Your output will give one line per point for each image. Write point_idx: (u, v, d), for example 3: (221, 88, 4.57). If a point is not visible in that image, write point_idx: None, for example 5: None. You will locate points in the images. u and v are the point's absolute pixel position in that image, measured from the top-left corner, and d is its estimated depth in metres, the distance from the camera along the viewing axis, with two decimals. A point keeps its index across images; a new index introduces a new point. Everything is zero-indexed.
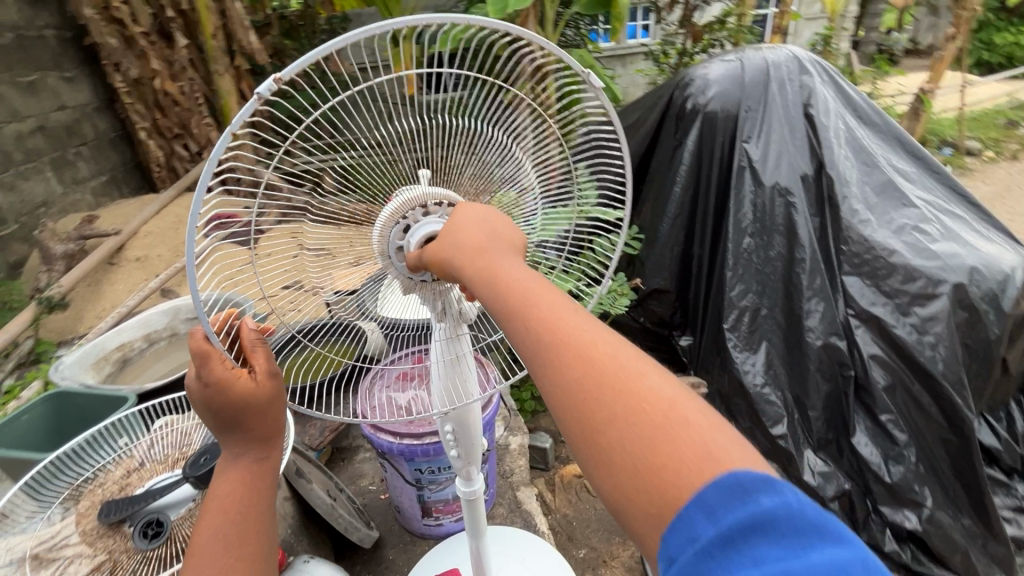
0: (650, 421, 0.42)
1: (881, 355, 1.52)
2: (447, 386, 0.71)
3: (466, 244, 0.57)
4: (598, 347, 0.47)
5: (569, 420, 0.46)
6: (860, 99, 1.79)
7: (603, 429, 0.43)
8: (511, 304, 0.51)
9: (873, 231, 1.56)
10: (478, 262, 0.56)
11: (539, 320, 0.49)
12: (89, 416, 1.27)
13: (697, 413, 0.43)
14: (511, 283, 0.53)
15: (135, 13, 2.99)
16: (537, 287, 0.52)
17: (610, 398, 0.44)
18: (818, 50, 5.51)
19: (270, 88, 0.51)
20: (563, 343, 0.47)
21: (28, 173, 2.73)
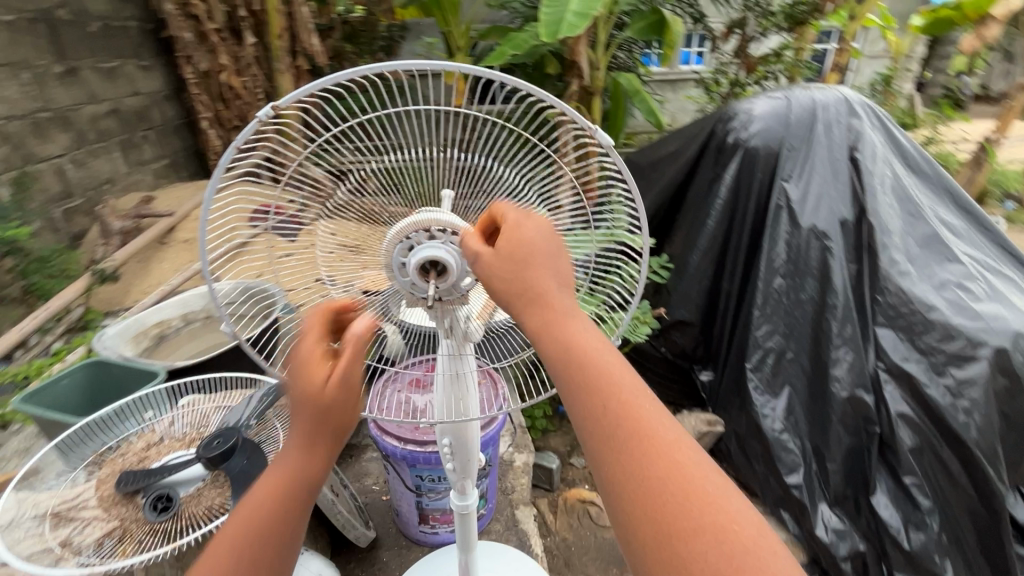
0: (720, 534, 0.44)
1: (909, 415, 1.46)
2: (448, 399, 0.73)
3: (549, 306, 0.56)
4: (679, 452, 0.48)
5: (640, 518, 0.46)
6: (911, 147, 1.74)
7: (679, 542, 0.44)
8: (594, 383, 0.52)
9: (912, 284, 1.50)
10: (558, 331, 0.55)
11: (621, 411, 0.50)
12: (123, 385, 1.35)
13: (758, 531, 0.45)
14: (590, 356, 0.53)
15: (211, 11, 3.20)
16: (617, 372, 0.53)
17: (692, 510, 0.45)
18: (878, 90, 5.35)
19: (268, 114, 0.59)
20: (642, 434, 0.49)
21: (98, 152, 2.90)
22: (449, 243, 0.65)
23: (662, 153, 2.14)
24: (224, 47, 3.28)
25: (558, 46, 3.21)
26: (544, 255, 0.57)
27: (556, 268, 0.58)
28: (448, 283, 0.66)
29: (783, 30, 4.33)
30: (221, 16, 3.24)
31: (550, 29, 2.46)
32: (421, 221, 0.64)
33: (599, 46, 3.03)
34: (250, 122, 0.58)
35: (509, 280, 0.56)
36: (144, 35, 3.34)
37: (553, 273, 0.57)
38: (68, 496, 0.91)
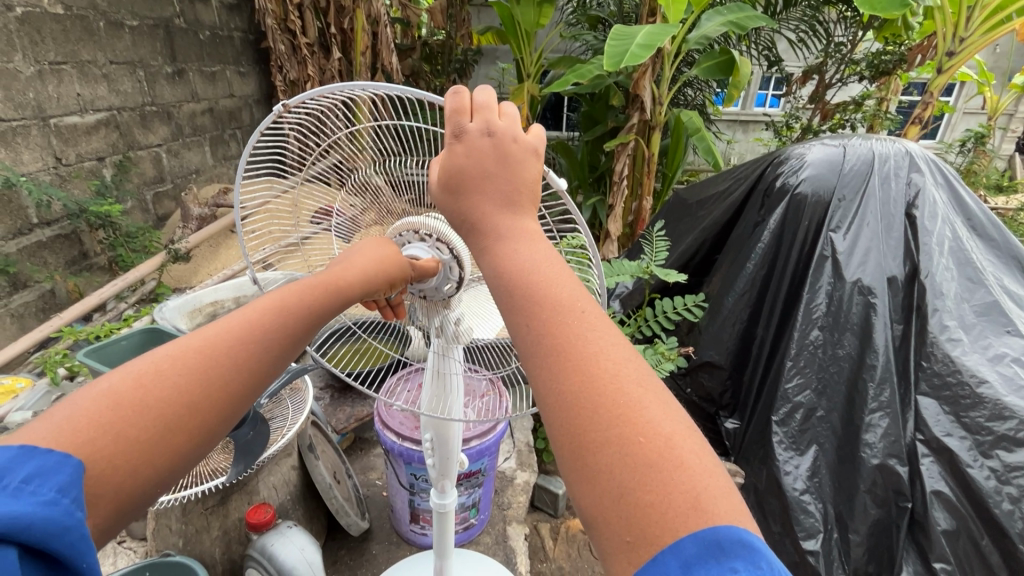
0: (642, 456, 0.40)
1: (945, 494, 1.35)
2: (435, 394, 0.78)
3: (480, 209, 0.55)
4: (604, 361, 0.45)
5: (557, 429, 0.44)
6: (978, 209, 1.63)
7: (589, 449, 0.42)
8: (535, 295, 0.49)
9: (963, 352, 1.40)
10: (489, 239, 0.54)
11: (546, 316, 0.48)
12: None
13: (694, 455, 0.40)
14: (521, 274, 0.51)
15: (306, 27, 3.50)
16: (547, 278, 0.50)
17: (604, 416, 0.42)
18: (970, 147, 4.99)
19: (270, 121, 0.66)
20: (567, 350, 0.45)
21: (191, 145, 3.23)
22: (433, 247, 0.71)
23: (710, 193, 2.11)
24: (313, 59, 3.56)
25: (623, 79, 3.25)
26: (485, 162, 0.55)
27: (500, 169, 0.55)
28: (423, 286, 0.73)
29: (865, 78, 4.16)
30: (314, 32, 3.54)
31: (614, 60, 2.49)
32: (416, 222, 0.71)
33: (663, 81, 3.03)
34: (265, 121, 0.65)
35: (443, 188, 0.56)
36: (245, 45, 3.70)
37: (490, 171, 0.55)
38: None
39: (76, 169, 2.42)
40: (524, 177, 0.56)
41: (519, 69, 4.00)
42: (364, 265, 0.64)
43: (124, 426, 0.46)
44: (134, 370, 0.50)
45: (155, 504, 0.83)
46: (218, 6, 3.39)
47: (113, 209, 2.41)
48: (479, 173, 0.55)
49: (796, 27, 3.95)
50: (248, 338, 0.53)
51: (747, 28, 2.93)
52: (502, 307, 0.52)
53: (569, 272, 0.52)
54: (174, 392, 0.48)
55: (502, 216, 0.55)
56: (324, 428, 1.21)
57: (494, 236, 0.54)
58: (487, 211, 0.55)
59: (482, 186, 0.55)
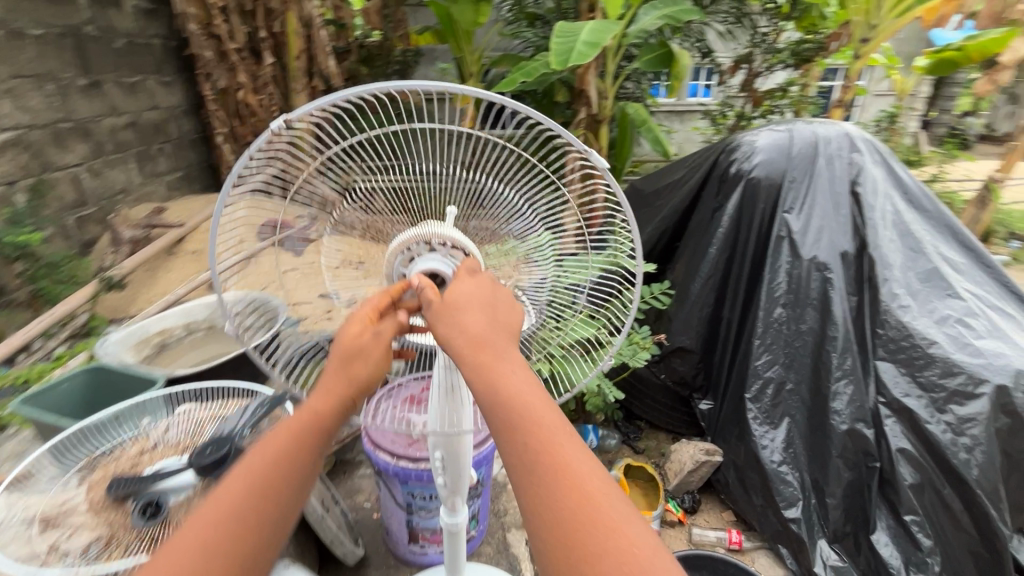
0: (636, 567, 0.47)
1: (910, 450, 1.44)
2: (443, 411, 0.71)
3: (473, 329, 0.59)
4: (592, 483, 0.52)
5: (554, 548, 0.50)
6: (914, 183, 1.75)
7: (584, 563, 0.48)
8: (530, 424, 0.55)
9: (912, 317, 1.50)
10: (481, 359, 0.57)
11: (536, 440, 0.54)
12: (119, 394, 1.37)
13: (672, 561, 0.49)
14: (514, 393, 0.56)
15: (232, 32, 3.32)
16: (535, 402, 0.56)
17: (600, 533, 0.49)
18: (884, 125, 5.38)
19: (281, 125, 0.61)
20: (565, 472, 0.52)
21: (115, 163, 2.98)
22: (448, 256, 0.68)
23: (666, 181, 2.13)
24: (243, 66, 3.40)
25: (567, 75, 3.27)
26: (485, 292, 0.62)
27: (484, 302, 0.61)
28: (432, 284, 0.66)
29: (788, 66, 4.42)
30: (242, 37, 3.37)
31: (561, 58, 2.51)
32: (428, 232, 0.66)
33: (607, 76, 3.08)
34: (268, 134, 0.60)
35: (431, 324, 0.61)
36: (166, 52, 3.44)
37: (485, 296, 0.61)
38: (66, 494, 0.90)
39: None
40: (511, 316, 0.62)
41: (460, 69, 3.97)
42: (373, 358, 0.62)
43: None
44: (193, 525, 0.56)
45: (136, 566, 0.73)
46: (133, 12, 3.14)
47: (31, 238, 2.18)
48: (476, 302, 0.61)
49: (723, 19, 4.12)
50: (249, 484, 0.58)
51: (681, 21, 3.02)
52: (490, 424, 0.57)
53: (547, 395, 0.58)
54: (241, 552, 0.55)
55: (491, 332, 0.59)
56: None
57: (486, 345, 0.58)
58: (476, 328, 0.59)
59: (473, 309, 0.60)
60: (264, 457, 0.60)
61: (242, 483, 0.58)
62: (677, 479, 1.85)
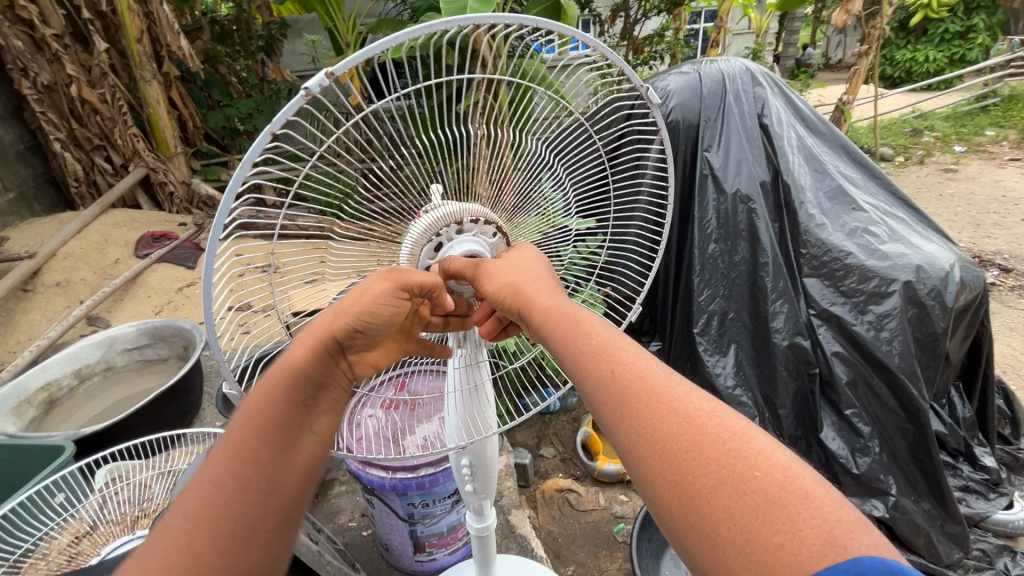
0: (759, 493, 0.42)
1: (842, 352, 1.60)
2: (465, 418, 0.74)
3: (535, 283, 0.66)
4: (689, 404, 0.50)
5: (660, 482, 0.47)
6: (808, 109, 1.88)
7: (702, 499, 0.44)
8: (607, 357, 0.56)
9: (829, 234, 1.63)
10: (554, 310, 0.63)
11: (619, 371, 0.54)
12: (14, 473, 1.12)
13: (817, 488, 0.43)
14: (589, 334, 0.59)
15: (45, 13, 2.74)
16: (614, 342, 0.58)
17: (711, 457, 0.45)
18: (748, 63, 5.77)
19: (321, 83, 0.49)
20: (654, 396, 0.51)
21: None
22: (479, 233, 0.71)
23: None
24: (68, 55, 2.84)
25: None
26: (532, 260, 0.69)
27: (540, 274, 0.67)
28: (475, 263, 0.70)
29: (661, 12, 4.56)
30: (60, 19, 2.79)
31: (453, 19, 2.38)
32: (456, 211, 0.67)
33: None
34: (293, 99, 0.48)
35: (488, 292, 0.67)
36: None
37: (530, 261, 0.69)
38: None
39: None
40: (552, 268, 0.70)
41: (336, 39, 3.62)
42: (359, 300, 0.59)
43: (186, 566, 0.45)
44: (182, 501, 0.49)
45: None
46: None
47: None
48: (511, 262, 0.68)
49: None
50: (242, 441, 0.51)
51: None
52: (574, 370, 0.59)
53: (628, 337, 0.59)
54: (234, 516, 0.48)
55: (555, 290, 0.66)
56: None
57: (553, 293, 0.65)
58: (530, 278, 0.66)
59: (528, 272, 0.67)
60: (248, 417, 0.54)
61: (225, 447, 0.52)
62: None
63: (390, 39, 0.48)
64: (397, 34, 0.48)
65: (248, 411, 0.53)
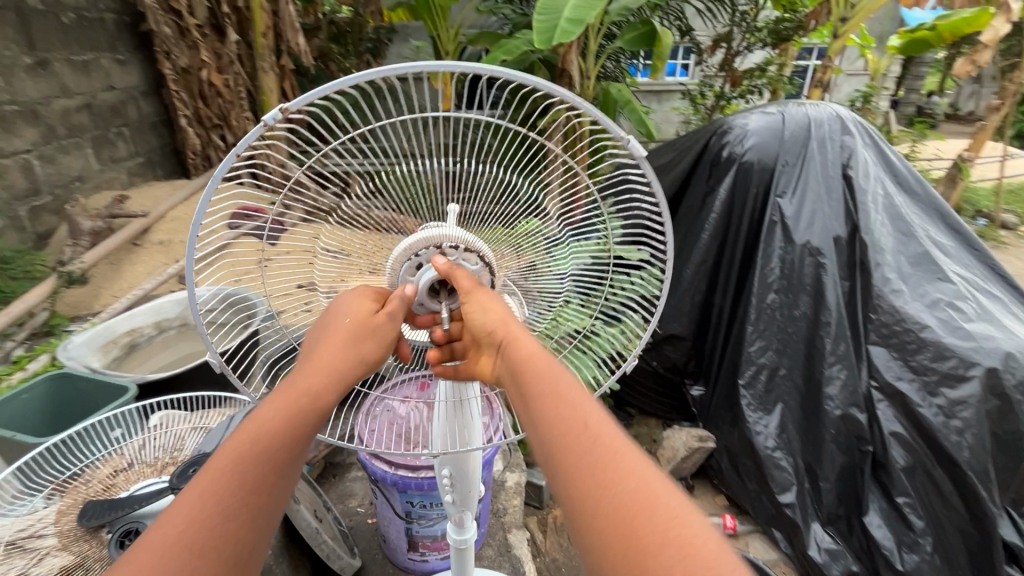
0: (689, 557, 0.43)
1: (902, 434, 1.46)
2: (449, 429, 0.75)
3: (506, 323, 0.63)
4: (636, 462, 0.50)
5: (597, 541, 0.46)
6: (902, 165, 1.74)
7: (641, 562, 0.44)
8: (561, 402, 0.55)
9: (905, 302, 1.49)
10: (520, 352, 0.60)
11: (575, 422, 0.53)
12: (90, 401, 1.28)
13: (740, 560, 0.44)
14: (552, 379, 0.57)
15: (192, 5, 3.12)
16: (569, 388, 0.57)
17: (651, 519, 0.45)
18: (857, 106, 5.36)
19: (275, 118, 0.55)
20: (603, 449, 0.51)
21: (68, 148, 2.78)
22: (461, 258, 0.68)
23: (654, 165, 2.06)
24: (205, 43, 3.20)
25: (548, 54, 3.15)
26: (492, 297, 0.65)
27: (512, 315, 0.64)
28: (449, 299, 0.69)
29: (767, 45, 4.35)
30: (204, 11, 3.16)
31: (544, 37, 2.42)
32: (436, 237, 0.66)
33: (590, 55, 2.98)
34: (252, 130, 0.56)
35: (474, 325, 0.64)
36: (121, 28, 3.19)
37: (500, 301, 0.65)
38: (29, 520, 0.85)
39: None
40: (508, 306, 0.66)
41: (436, 46, 3.80)
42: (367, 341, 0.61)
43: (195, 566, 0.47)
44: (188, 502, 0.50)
45: None
46: None
47: None
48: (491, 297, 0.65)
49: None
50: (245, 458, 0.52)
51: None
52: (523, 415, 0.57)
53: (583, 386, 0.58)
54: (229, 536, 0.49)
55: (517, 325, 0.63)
56: None
57: (523, 335, 0.62)
58: (501, 314, 0.64)
59: (494, 306, 0.64)
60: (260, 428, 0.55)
61: (224, 467, 0.52)
62: (670, 465, 1.85)
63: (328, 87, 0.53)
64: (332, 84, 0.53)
65: (249, 439, 0.53)
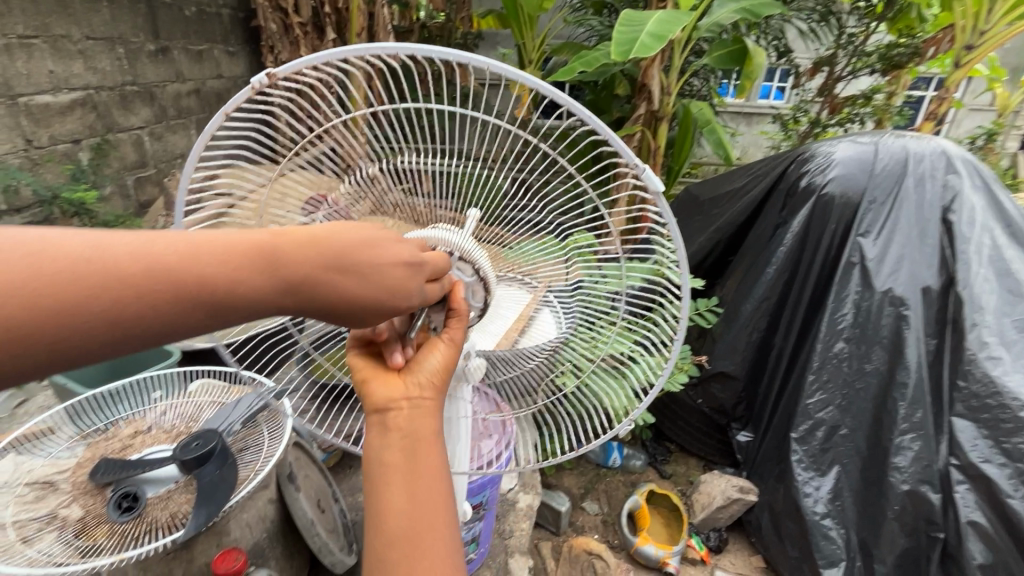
0: None
1: (983, 526, 1.26)
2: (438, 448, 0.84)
3: (436, 374, 0.65)
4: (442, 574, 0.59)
5: None
6: (1018, 214, 1.50)
7: None
8: (422, 485, 0.61)
9: (1005, 371, 1.28)
10: (428, 411, 0.64)
11: (423, 506, 0.61)
12: (144, 359, 1.39)
13: None
14: (431, 456, 0.63)
15: (298, 5, 3.33)
16: (439, 474, 0.62)
17: None
18: (979, 144, 4.78)
19: (263, 79, 0.58)
20: (426, 545, 0.59)
21: (175, 128, 3.05)
22: (456, 266, 0.71)
23: (724, 190, 1.93)
24: (305, 40, 3.41)
25: (630, 67, 3.06)
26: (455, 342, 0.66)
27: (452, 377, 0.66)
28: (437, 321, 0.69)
29: (876, 71, 3.98)
30: (307, 10, 3.36)
31: (624, 48, 2.34)
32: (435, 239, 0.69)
33: (673, 70, 2.85)
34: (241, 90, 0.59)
35: (422, 363, 0.65)
36: (234, 23, 3.48)
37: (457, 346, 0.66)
38: (51, 468, 0.94)
39: (49, 152, 2.27)
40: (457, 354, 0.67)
41: (520, 54, 3.81)
42: (377, 312, 0.54)
43: (66, 342, 0.40)
44: (101, 251, 0.41)
45: (126, 551, 0.75)
46: None
47: (88, 195, 2.20)
48: (454, 342, 0.66)
49: (809, 16, 3.74)
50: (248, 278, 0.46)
51: (761, 15, 2.72)
52: (386, 467, 0.62)
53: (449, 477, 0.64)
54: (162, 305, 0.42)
55: (442, 379, 0.65)
56: (308, 451, 1.12)
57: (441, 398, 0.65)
58: (437, 364, 0.65)
59: (440, 352, 0.65)
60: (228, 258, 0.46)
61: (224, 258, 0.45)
62: (703, 513, 1.69)
63: (323, 53, 0.56)
64: (328, 51, 0.56)
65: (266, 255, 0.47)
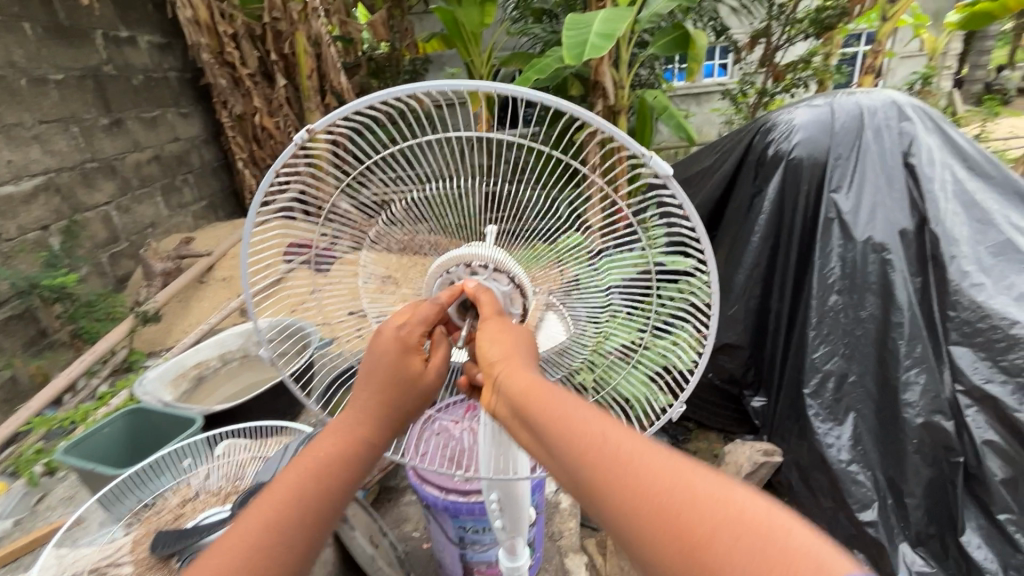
0: (737, 530, 0.41)
1: (998, 443, 1.32)
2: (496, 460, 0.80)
3: (494, 344, 0.64)
4: (642, 460, 0.49)
5: (644, 546, 0.46)
6: (972, 148, 1.60)
7: (698, 547, 0.42)
8: (557, 424, 0.56)
9: (989, 296, 1.36)
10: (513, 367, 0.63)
11: (569, 441, 0.54)
12: (163, 431, 1.37)
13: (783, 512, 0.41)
14: (544, 393, 0.59)
15: (244, 57, 3.34)
16: (560, 409, 0.57)
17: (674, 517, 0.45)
18: (917, 89, 4.99)
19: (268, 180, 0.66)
20: (601, 456, 0.51)
21: (142, 198, 3.02)
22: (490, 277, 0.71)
23: (696, 169, 2.01)
24: (256, 90, 3.42)
25: (580, 68, 3.15)
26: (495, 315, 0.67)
27: (505, 329, 0.66)
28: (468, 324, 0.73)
29: (810, 36, 4.14)
30: (254, 61, 3.37)
31: (575, 51, 2.41)
32: (468, 256, 0.70)
33: (623, 65, 2.95)
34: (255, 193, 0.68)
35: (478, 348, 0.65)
36: (182, 84, 3.48)
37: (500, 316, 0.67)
38: (101, 551, 0.92)
39: (20, 243, 2.21)
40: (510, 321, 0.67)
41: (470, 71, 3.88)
42: (410, 404, 0.69)
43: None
44: (247, 523, 0.59)
45: None
46: (147, 47, 3.17)
47: (68, 278, 2.15)
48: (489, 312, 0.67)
49: None
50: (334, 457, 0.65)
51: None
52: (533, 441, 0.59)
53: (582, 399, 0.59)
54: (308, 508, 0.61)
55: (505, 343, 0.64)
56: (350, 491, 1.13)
57: (514, 355, 0.64)
58: (487, 333, 0.65)
59: (485, 328, 0.66)
60: (328, 448, 0.65)
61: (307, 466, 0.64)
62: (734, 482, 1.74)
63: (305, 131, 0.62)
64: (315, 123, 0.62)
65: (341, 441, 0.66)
